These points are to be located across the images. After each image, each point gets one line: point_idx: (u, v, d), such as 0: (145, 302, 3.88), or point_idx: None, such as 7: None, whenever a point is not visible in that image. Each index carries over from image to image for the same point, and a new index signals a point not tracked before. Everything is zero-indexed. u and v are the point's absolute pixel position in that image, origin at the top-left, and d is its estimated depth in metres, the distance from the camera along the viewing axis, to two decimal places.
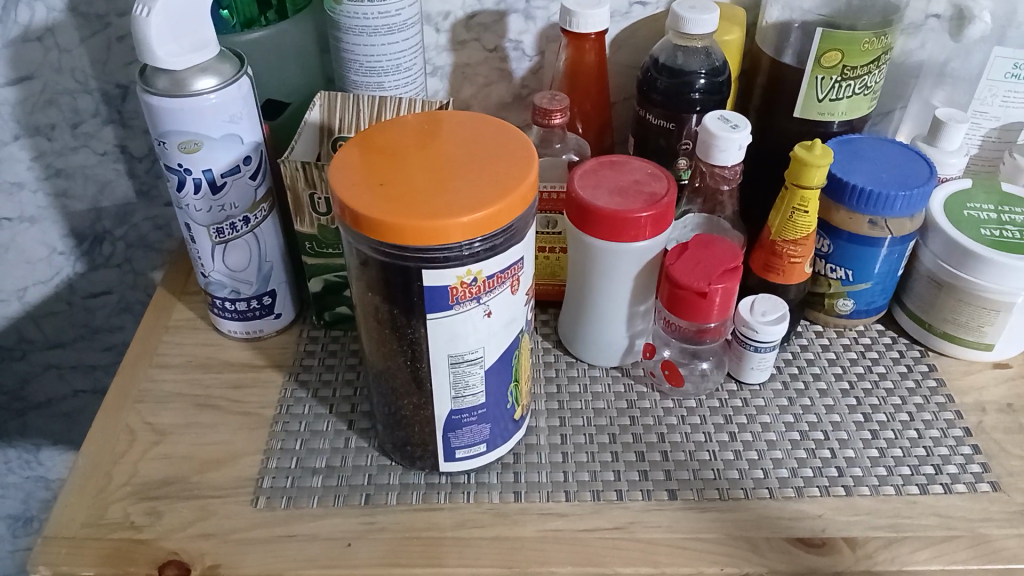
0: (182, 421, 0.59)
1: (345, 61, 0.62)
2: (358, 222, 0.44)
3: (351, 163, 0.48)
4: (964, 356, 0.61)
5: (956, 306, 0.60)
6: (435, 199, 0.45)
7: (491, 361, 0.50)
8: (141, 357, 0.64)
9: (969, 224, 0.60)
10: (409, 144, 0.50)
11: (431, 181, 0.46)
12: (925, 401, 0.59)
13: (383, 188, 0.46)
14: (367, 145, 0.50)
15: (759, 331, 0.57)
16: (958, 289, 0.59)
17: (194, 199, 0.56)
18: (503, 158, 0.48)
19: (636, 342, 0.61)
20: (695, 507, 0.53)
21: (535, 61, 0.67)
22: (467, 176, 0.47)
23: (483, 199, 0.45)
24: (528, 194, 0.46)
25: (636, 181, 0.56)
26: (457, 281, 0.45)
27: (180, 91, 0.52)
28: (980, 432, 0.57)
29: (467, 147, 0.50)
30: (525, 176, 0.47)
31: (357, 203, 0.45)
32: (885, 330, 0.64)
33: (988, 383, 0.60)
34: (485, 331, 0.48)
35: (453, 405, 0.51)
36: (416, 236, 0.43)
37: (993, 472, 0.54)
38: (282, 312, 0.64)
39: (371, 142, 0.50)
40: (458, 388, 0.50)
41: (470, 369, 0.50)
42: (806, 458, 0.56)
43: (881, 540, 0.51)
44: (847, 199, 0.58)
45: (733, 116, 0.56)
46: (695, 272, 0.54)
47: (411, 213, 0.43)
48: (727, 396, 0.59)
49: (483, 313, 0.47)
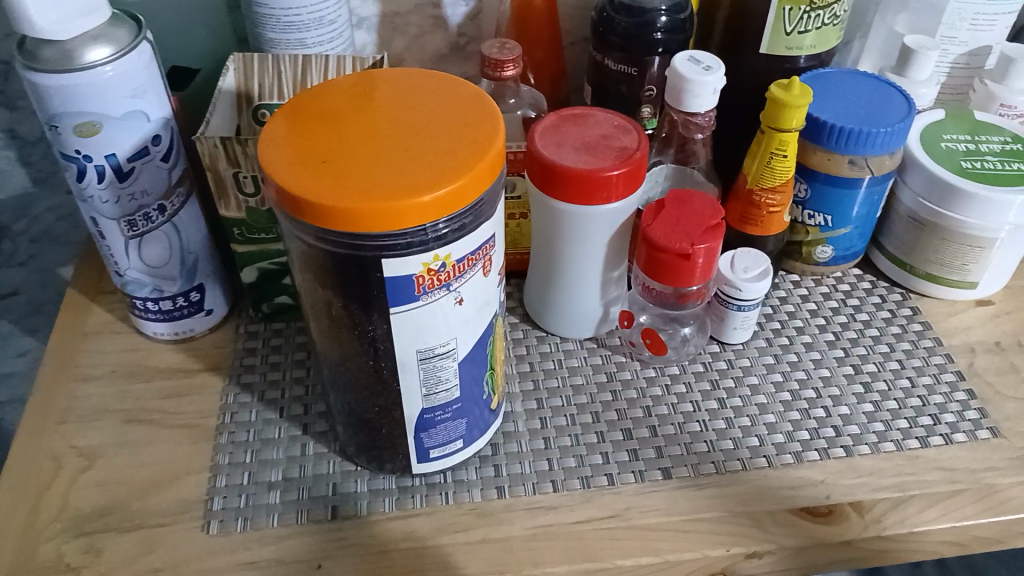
0: (112, 440, 0.52)
1: (258, 17, 0.53)
2: (301, 208, 0.38)
3: (284, 137, 0.41)
4: (948, 296, 0.59)
5: (937, 245, 0.57)
6: (392, 174, 0.38)
7: (464, 353, 0.45)
8: (56, 369, 0.56)
9: (948, 157, 0.57)
10: (347, 111, 0.43)
11: (382, 153, 0.40)
12: (912, 347, 0.56)
13: (327, 164, 0.39)
14: (299, 115, 0.43)
15: (742, 288, 0.53)
16: (937, 227, 0.56)
17: (99, 189, 0.48)
18: (461, 121, 0.42)
19: (612, 310, 0.56)
20: (691, 485, 0.49)
21: (472, 5, 0.61)
22: (422, 144, 0.41)
23: (448, 170, 0.39)
24: (497, 163, 0.41)
25: (602, 136, 0.51)
26: (424, 269, 0.39)
27: (68, 64, 0.44)
28: (973, 376, 0.55)
29: (416, 110, 0.43)
30: (490, 141, 0.41)
31: (300, 185, 0.38)
32: (864, 274, 0.62)
33: (975, 322, 0.58)
34: (457, 321, 0.43)
35: (425, 403, 0.46)
36: (373, 221, 0.37)
37: (991, 416, 0.52)
38: (213, 307, 0.57)
39: (304, 111, 0.43)
40: (430, 385, 0.45)
41: (442, 363, 0.44)
42: (800, 420, 0.52)
43: (888, 503, 0.48)
44: (825, 139, 0.54)
45: (703, 57, 0.51)
46: (675, 232, 0.49)
47: (367, 194, 0.37)
48: (712, 359, 0.56)
49: (453, 301, 0.42)
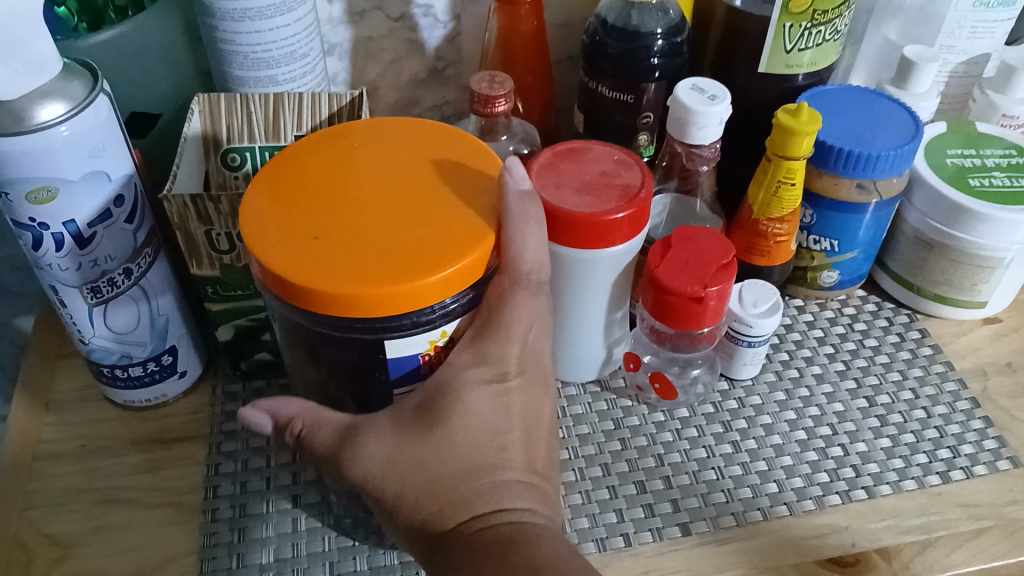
0: (85, 526, 0.48)
1: (223, 53, 0.49)
2: (297, 293, 0.34)
3: (267, 207, 0.38)
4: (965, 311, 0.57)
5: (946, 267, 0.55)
6: (394, 250, 0.35)
7: None
8: (19, 447, 0.52)
9: (954, 174, 0.55)
10: (331, 172, 0.39)
11: (380, 222, 0.36)
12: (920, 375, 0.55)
13: (321, 239, 0.36)
14: (280, 179, 0.39)
15: (751, 325, 0.50)
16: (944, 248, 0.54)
17: (57, 257, 0.44)
18: (460, 180, 0.39)
19: (615, 351, 0.54)
20: (713, 541, 0.46)
21: (450, 28, 0.57)
22: (423, 209, 0.37)
23: (454, 244, 0.36)
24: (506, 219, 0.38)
25: (602, 173, 0.48)
26: (428, 347, 0.37)
27: (17, 126, 0.39)
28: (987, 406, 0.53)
29: (405, 167, 0.40)
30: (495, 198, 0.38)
31: (295, 268, 0.34)
32: (868, 296, 0.60)
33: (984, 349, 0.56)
34: None
35: None
36: (378, 306, 0.34)
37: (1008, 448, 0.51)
38: (187, 369, 0.53)
39: (282, 174, 0.39)
40: None
41: None
42: (818, 461, 0.50)
43: (916, 546, 0.46)
44: (831, 164, 0.51)
45: (707, 84, 0.48)
46: (685, 274, 0.47)
47: (372, 275, 0.34)
48: (721, 398, 0.53)
49: None
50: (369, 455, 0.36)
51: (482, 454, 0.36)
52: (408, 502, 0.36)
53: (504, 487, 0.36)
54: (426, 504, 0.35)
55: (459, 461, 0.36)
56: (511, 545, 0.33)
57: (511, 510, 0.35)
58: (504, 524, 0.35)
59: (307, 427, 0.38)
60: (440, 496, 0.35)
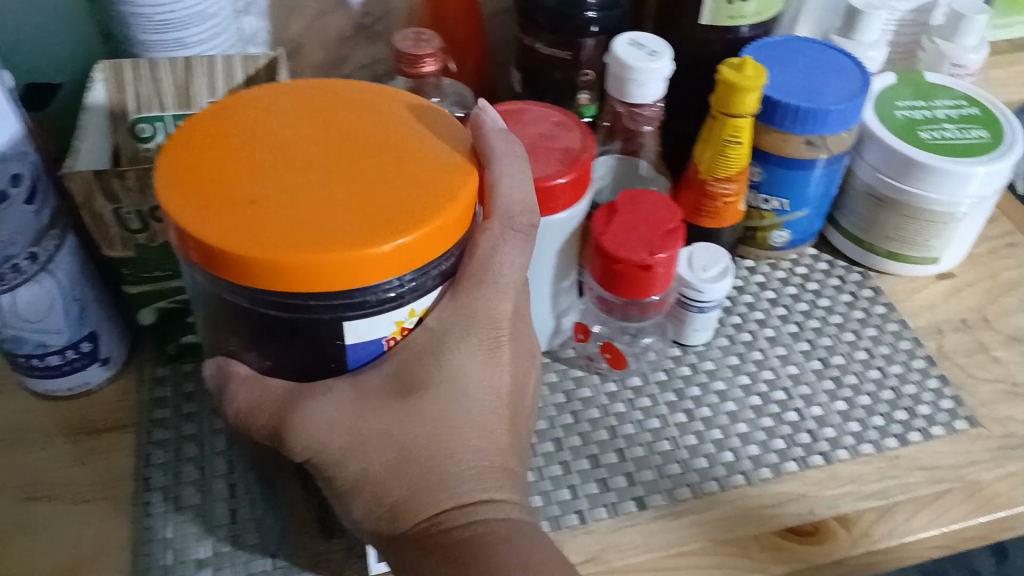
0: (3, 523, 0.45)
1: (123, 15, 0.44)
2: (238, 267, 0.30)
3: (185, 167, 0.33)
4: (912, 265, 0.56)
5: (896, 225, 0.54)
6: (342, 215, 0.31)
7: None
8: None
9: (905, 127, 0.53)
10: (266, 134, 0.34)
11: (323, 184, 0.32)
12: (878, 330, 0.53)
13: (254, 204, 0.31)
14: (198, 135, 0.34)
15: (701, 289, 0.49)
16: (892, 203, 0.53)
17: None
18: (410, 134, 0.35)
19: (564, 322, 0.52)
20: (668, 514, 0.45)
21: None
22: (373, 166, 0.33)
23: (411, 207, 0.32)
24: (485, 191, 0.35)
25: (542, 134, 0.45)
26: (394, 331, 0.33)
27: None
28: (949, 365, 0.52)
29: (350, 124, 0.35)
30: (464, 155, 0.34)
31: (227, 240, 0.30)
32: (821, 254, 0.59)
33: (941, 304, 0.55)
34: None
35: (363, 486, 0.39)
36: (328, 278, 0.30)
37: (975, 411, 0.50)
38: (109, 354, 0.50)
39: (206, 135, 0.34)
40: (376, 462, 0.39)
41: None
42: (774, 428, 0.49)
43: (874, 513, 0.45)
44: (779, 119, 0.49)
45: (647, 40, 0.45)
46: (631, 240, 0.44)
47: (321, 246, 0.30)
48: (673, 365, 0.52)
49: None
50: (328, 430, 0.33)
51: (458, 437, 0.33)
52: (378, 483, 0.32)
53: (479, 473, 0.33)
54: (396, 493, 0.33)
55: (435, 441, 0.33)
56: (489, 544, 0.32)
57: (489, 501, 0.33)
58: (480, 520, 0.32)
59: (249, 393, 0.33)
60: (413, 481, 0.32)
